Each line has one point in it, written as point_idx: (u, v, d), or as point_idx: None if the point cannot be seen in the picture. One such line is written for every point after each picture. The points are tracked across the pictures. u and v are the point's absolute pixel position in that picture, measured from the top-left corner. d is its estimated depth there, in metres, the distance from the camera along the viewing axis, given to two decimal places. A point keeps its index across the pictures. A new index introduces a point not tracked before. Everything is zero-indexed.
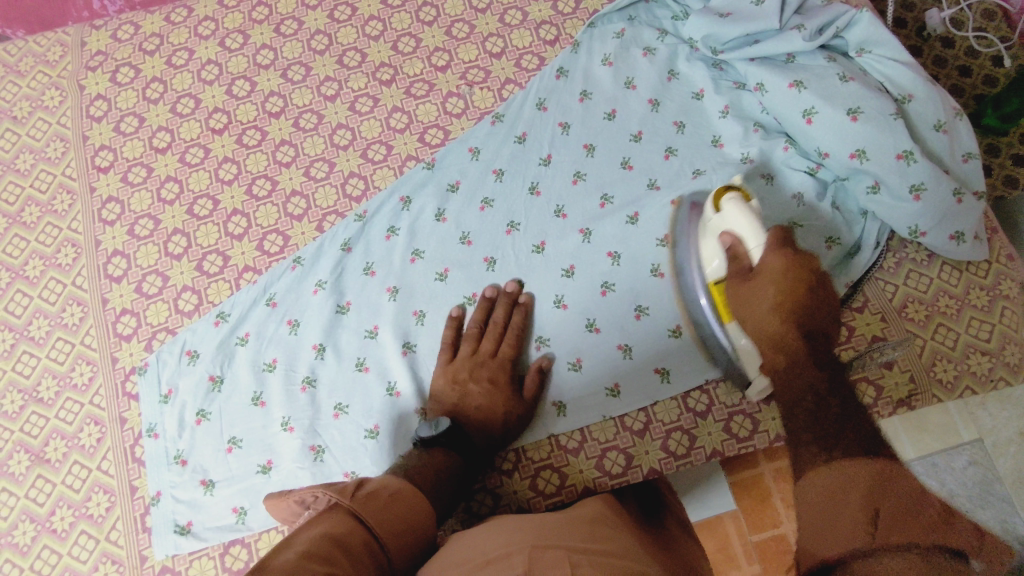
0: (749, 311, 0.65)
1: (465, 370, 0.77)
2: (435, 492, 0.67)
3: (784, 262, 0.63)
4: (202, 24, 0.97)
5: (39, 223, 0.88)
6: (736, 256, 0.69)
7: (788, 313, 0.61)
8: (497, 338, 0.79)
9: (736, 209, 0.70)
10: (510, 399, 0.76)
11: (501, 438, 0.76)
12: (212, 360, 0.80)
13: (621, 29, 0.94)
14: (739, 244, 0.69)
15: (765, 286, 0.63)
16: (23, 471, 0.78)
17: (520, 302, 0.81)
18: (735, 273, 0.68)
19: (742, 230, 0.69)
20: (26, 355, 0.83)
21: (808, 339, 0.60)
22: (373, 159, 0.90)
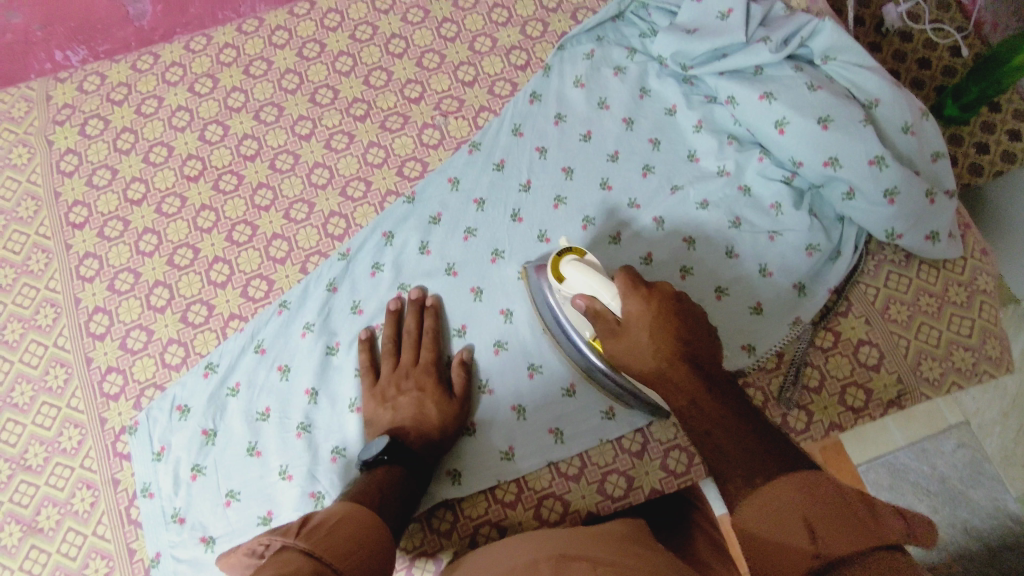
0: (634, 361, 0.64)
1: (390, 387, 0.78)
2: (386, 504, 0.66)
3: (642, 303, 0.63)
4: (170, 70, 0.95)
5: (15, 285, 0.86)
6: (597, 317, 0.66)
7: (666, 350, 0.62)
8: (415, 346, 0.81)
9: (580, 272, 0.67)
10: (440, 399, 0.77)
11: (439, 445, 0.76)
12: (204, 413, 0.79)
13: (591, 49, 0.95)
14: (597, 303, 0.66)
15: (639, 333, 0.63)
16: (16, 543, 0.77)
17: (427, 306, 0.83)
18: (603, 332, 0.66)
19: (595, 291, 0.66)
20: (11, 422, 0.81)
21: (695, 365, 0.62)
22: (352, 196, 0.89)
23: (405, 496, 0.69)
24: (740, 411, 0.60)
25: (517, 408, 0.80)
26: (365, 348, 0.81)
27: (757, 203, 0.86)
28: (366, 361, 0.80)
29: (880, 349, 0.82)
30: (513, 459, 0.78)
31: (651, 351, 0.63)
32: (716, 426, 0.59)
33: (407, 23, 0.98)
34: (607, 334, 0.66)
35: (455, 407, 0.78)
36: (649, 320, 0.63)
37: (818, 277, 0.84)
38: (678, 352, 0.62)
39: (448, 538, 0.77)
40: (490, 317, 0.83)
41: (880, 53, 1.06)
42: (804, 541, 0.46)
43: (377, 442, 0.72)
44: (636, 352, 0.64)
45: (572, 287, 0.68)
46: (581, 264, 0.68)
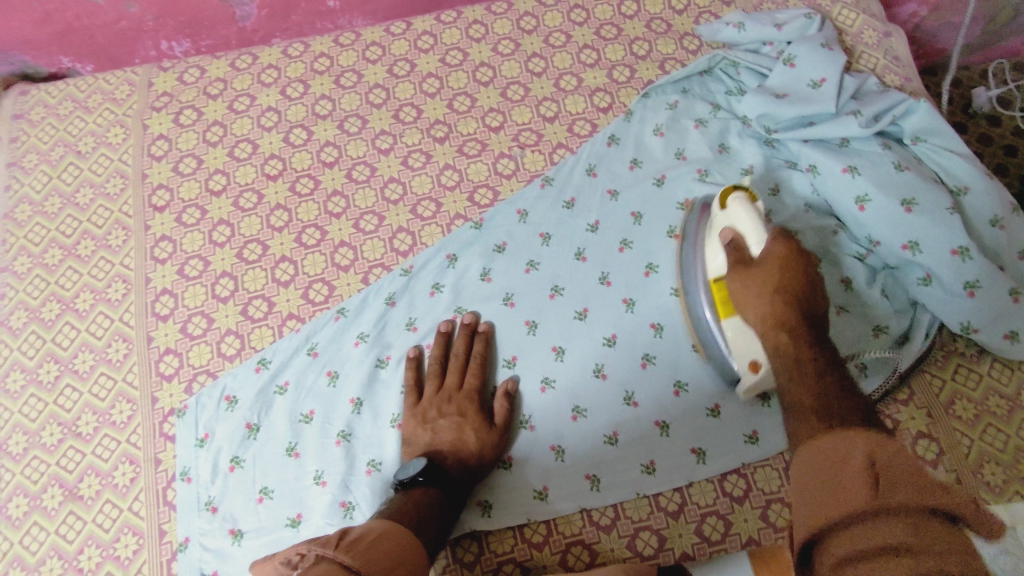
0: (753, 297, 0.65)
1: (432, 409, 0.78)
2: (421, 528, 0.66)
3: (788, 246, 0.65)
4: (265, 72, 0.99)
5: (93, 256, 0.89)
6: (738, 250, 0.69)
7: (784, 294, 0.62)
8: (461, 370, 0.81)
9: (740, 207, 0.71)
10: (479, 428, 0.77)
11: (477, 473, 0.76)
12: (250, 407, 0.81)
13: (675, 100, 0.95)
14: (742, 240, 0.69)
15: (771, 268, 0.64)
16: (55, 506, 0.78)
17: (478, 332, 0.83)
18: (734, 264, 0.69)
19: (745, 228, 0.70)
20: (69, 388, 0.83)
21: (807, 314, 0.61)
22: (422, 215, 0.91)
23: (440, 522, 0.69)
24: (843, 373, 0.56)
25: (556, 448, 0.79)
26: (411, 367, 0.81)
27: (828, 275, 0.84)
28: (412, 379, 0.81)
29: (941, 443, 0.78)
30: (546, 500, 0.77)
31: (773, 289, 0.63)
32: (808, 366, 0.57)
33: (497, 53, 1.00)
34: (738, 268, 0.68)
35: (495, 436, 0.77)
36: (786, 263, 0.64)
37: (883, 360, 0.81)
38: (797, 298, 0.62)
39: (471, 570, 0.76)
40: (541, 352, 0.83)
41: (966, 133, 1.17)
42: (864, 486, 0.42)
43: (415, 463, 0.72)
44: (756, 290, 0.65)
45: (731, 218, 0.72)
46: (747, 203, 0.72)
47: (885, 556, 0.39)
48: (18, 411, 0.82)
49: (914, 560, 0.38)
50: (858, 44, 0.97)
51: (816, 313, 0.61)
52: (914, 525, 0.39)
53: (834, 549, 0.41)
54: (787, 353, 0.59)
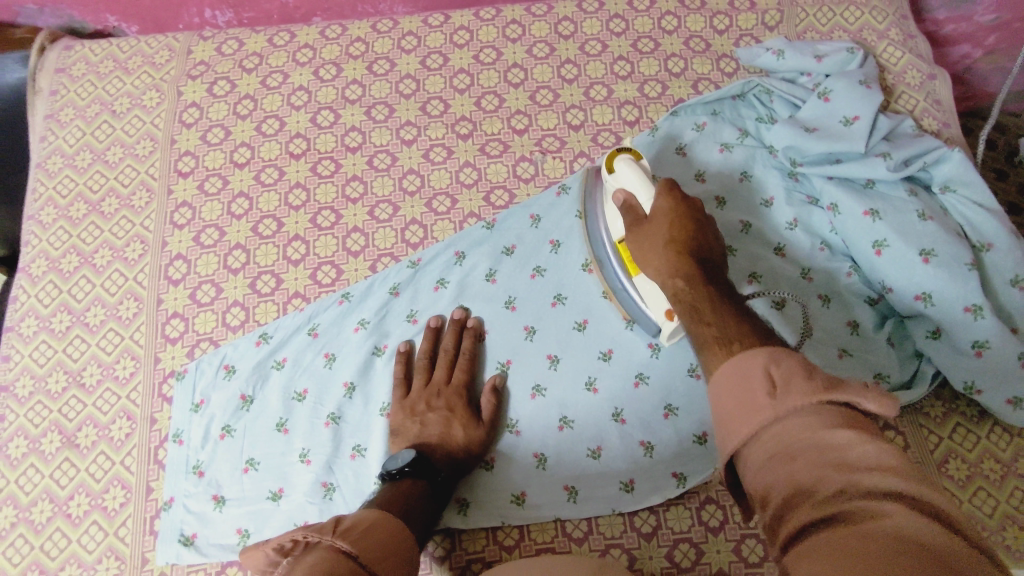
0: (650, 250, 0.68)
1: (421, 402, 0.79)
2: (412, 520, 0.68)
3: (672, 201, 0.69)
4: (301, 51, 1.00)
5: (115, 214, 0.92)
6: (631, 209, 0.72)
7: (679, 243, 0.66)
8: (450, 365, 0.82)
9: (627, 168, 0.75)
10: (468, 423, 0.78)
11: (462, 468, 0.77)
12: (247, 379, 0.83)
13: (702, 121, 0.94)
14: (633, 199, 0.73)
15: (661, 222, 0.69)
16: (52, 451, 0.80)
17: (467, 327, 0.84)
18: (631, 223, 0.72)
19: (633, 185, 0.73)
20: (78, 339, 0.86)
21: (700, 258, 0.65)
22: (436, 210, 0.92)
23: (428, 512, 0.70)
24: (732, 298, 0.61)
25: (539, 456, 0.79)
26: (402, 359, 0.82)
27: (835, 316, 0.83)
28: (402, 371, 0.82)
29: None
30: (522, 505, 0.78)
31: (666, 241, 0.67)
32: (706, 305, 0.59)
33: (531, 56, 1.00)
34: (634, 227, 0.72)
35: (482, 432, 0.78)
36: (674, 218, 0.68)
37: None
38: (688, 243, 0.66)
39: (441, 565, 0.77)
40: (536, 359, 0.83)
41: (1006, 181, 1.16)
42: (766, 396, 0.48)
43: (404, 454, 0.73)
44: (654, 242, 0.68)
45: (620, 180, 0.75)
46: (632, 163, 0.75)
47: (797, 454, 0.45)
48: (28, 355, 0.85)
49: (820, 451, 0.44)
50: (900, 83, 0.95)
51: (702, 251, 0.66)
52: (812, 417, 0.46)
53: (759, 458, 0.47)
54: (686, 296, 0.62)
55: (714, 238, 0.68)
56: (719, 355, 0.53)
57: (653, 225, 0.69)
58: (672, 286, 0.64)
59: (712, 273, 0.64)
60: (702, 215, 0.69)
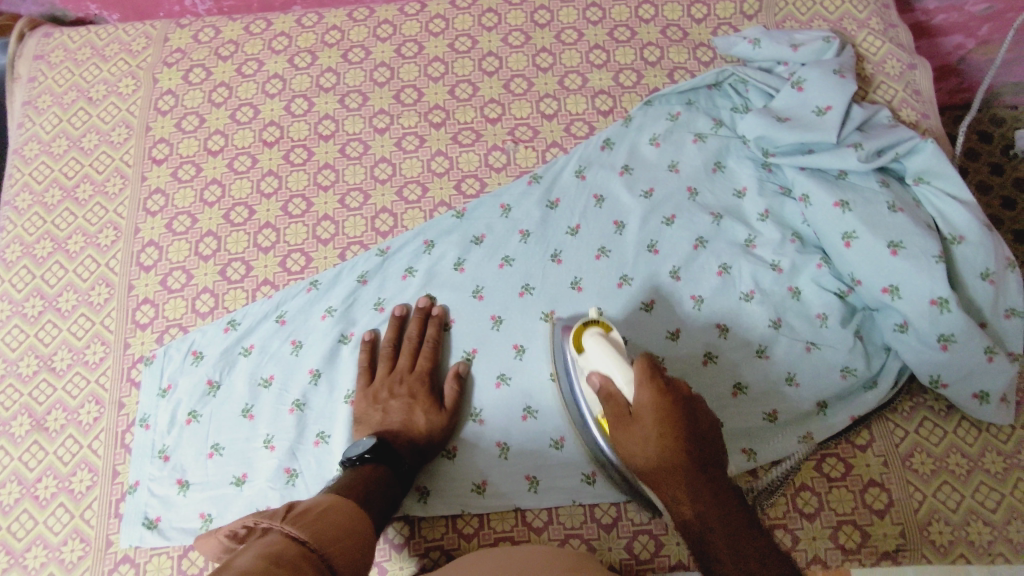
0: (640, 455, 0.65)
1: (383, 390, 0.80)
2: (370, 503, 0.67)
3: (655, 395, 0.64)
4: (276, 39, 1.01)
5: (89, 201, 0.93)
6: (610, 398, 0.67)
7: (672, 445, 0.63)
8: (413, 353, 0.82)
9: (600, 348, 0.69)
10: (430, 409, 0.78)
11: (425, 452, 0.77)
12: (214, 365, 0.83)
13: (677, 112, 0.94)
14: (610, 383, 0.68)
15: (648, 423, 0.64)
16: (22, 434, 0.82)
17: (431, 315, 0.84)
18: (613, 414, 0.67)
19: (611, 368, 0.67)
20: (50, 324, 0.87)
21: (697, 461, 0.63)
22: (406, 199, 0.92)
23: (389, 496, 0.70)
24: (745, 524, 0.61)
25: (501, 446, 0.79)
26: (366, 350, 0.83)
27: (804, 309, 0.82)
28: (365, 361, 0.82)
29: (891, 495, 0.76)
30: (483, 494, 0.78)
31: (658, 443, 0.63)
32: (718, 544, 0.59)
33: (506, 44, 0.99)
34: (616, 418, 0.67)
35: (444, 418, 0.78)
36: (661, 416, 0.64)
37: (845, 401, 0.80)
38: (681, 451, 0.63)
39: (400, 551, 0.77)
40: (502, 349, 0.83)
41: (1002, 175, 1.15)
42: None
43: (364, 442, 0.73)
44: (642, 445, 0.65)
45: (590, 361, 0.70)
46: (604, 340, 0.70)
47: None
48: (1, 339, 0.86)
49: None
50: (879, 73, 0.94)
51: (700, 458, 0.63)
52: None
53: None
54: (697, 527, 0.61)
55: (708, 425, 0.65)
56: None
57: (634, 420, 0.65)
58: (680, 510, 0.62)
59: (722, 490, 0.62)
60: (691, 402, 0.65)
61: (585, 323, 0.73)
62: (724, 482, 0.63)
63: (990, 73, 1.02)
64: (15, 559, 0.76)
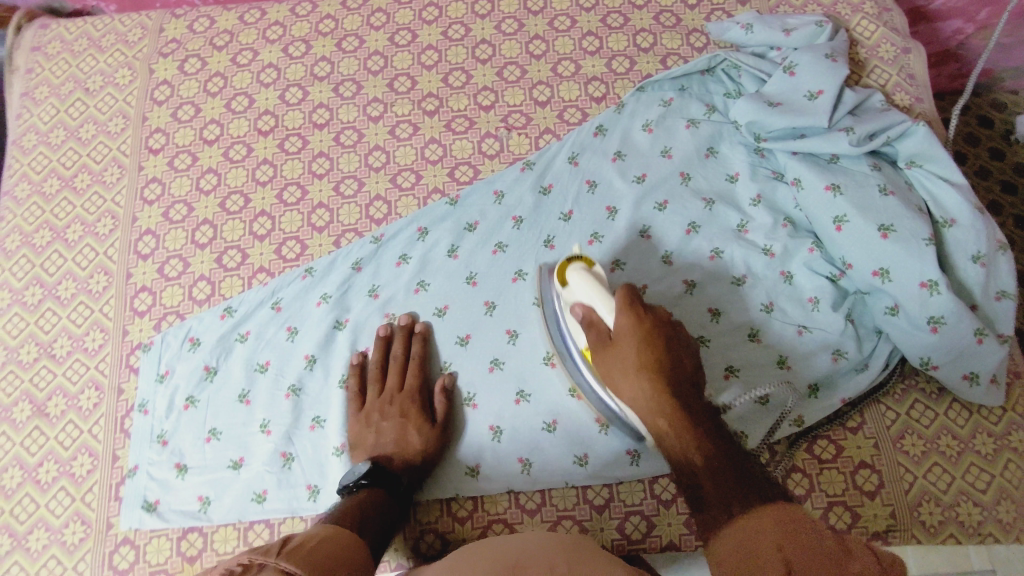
0: (620, 377, 0.69)
1: (375, 411, 0.80)
2: (365, 525, 0.69)
3: (634, 318, 0.68)
4: (271, 28, 1.01)
5: (87, 190, 0.94)
6: (591, 326, 0.71)
7: (649, 362, 0.67)
8: (401, 371, 0.82)
9: (584, 282, 0.71)
10: (422, 424, 0.79)
11: (422, 470, 0.79)
12: (211, 351, 0.84)
13: (669, 97, 0.94)
14: (592, 312, 0.71)
15: (627, 342, 0.68)
16: (23, 419, 0.83)
17: (416, 332, 0.84)
18: (595, 341, 0.71)
19: (593, 299, 0.70)
20: (49, 312, 0.88)
21: (672, 379, 0.66)
22: (400, 185, 0.92)
23: (386, 517, 0.72)
24: (718, 439, 0.63)
25: (494, 429, 0.80)
26: (354, 372, 0.83)
27: (796, 293, 0.83)
28: (354, 383, 0.82)
29: (882, 476, 0.77)
30: (476, 477, 0.79)
31: (635, 362, 0.67)
32: (690, 450, 0.62)
33: (500, 32, 1.00)
34: (599, 344, 0.71)
35: (436, 432, 0.79)
36: (638, 337, 0.67)
37: (838, 384, 0.80)
38: (660, 373, 0.66)
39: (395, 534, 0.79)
40: (494, 334, 0.84)
41: (1002, 160, 1.15)
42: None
43: (360, 466, 0.75)
44: (622, 366, 0.68)
45: (573, 293, 0.73)
46: (586, 273, 0.72)
47: None
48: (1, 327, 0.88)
49: None
50: (873, 57, 0.94)
51: (674, 377, 0.66)
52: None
53: None
54: (669, 440, 0.64)
55: (683, 350, 0.69)
56: (722, 521, 0.55)
57: (614, 344, 0.69)
58: (655, 425, 0.65)
59: (695, 409, 0.65)
60: (669, 327, 0.69)
61: (568, 257, 0.75)
62: (698, 402, 0.66)
63: (984, 57, 1.00)
64: (17, 542, 0.78)
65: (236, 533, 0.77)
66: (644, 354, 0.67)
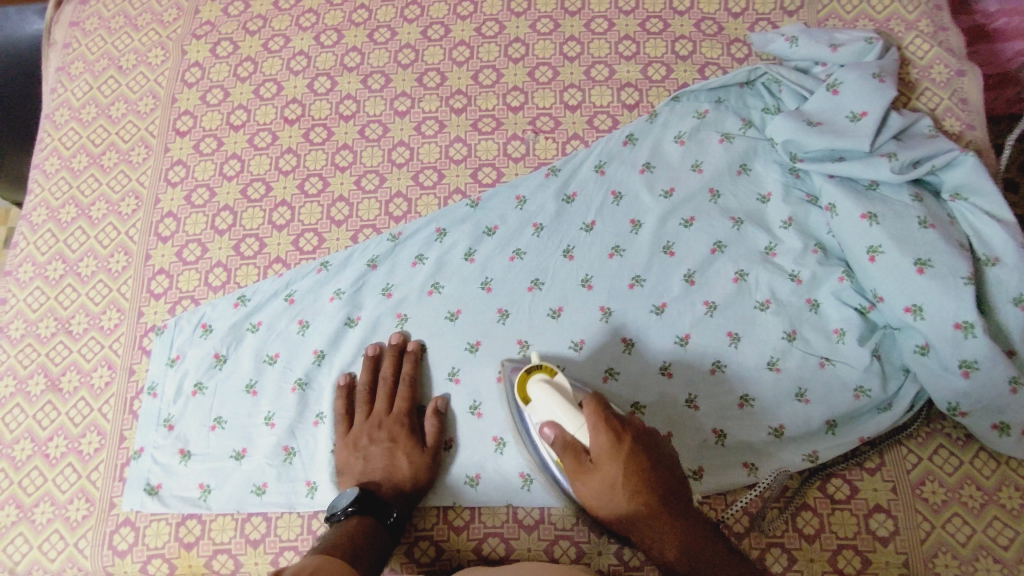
0: (608, 502, 0.65)
1: (363, 436, 0.79)
2: (359, 557, 0.67)
3: (613, 441, 0.64)
4: (304, 15, 1.00)
5: (113, 169, 0.94)
6: (568, 450, 0.65)
7: (640, 489, 0.63)
8: (390, 394, 0.81)
9: (546, 395, 0.67)
10: (411, 450, 0.78)
11: (412, 498, 0.77)
12: (222, 339, 0.84)
13: (705, 109, 0.91)
14: (564, 432, 0.66)
15: (612, 470, 0.64)
16: (37, 393, 0.84)
17: (407, 352, 0.82)
18: (572, 466, 0.65)
19: (559, 415, 0.66)
20: (69, 288, 0.89)
21: (666, 501, 0.64)
22: (422, 184, 0.91)
23: (377, 547, 0.70)
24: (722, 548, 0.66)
25: (498, 440, 0.78)
26: (341, 395, 0.81)
27: (821, 323, 0.80)
28: (343, 405, 0.81)
29: (897, 523, 0.74)
30: (475, 487, 0.78)
31: (625, 492, 0.64)
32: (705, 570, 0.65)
33: (534, 31, 0.97)
34: (577, 469, 0.66)
35: (426, 457, 0.78)
36: (623, 460, 0.63)
37: (858, 421, 0.77)
38: (655, 498, 0.64)
39: None
40: (505, 342, 0.82)
41: None
42: None
43: (348, 493, 0.73)
44: (610, 491, 0.64)
45: (541, 410, 0.68)
46: (551, 386, 0.67)
47: None
48: (23, 300, 0.89)
49: None
50: (924, 79, 0.89)
51: (666, 495, 0.64)
52: None
53: None
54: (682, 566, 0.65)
55: (662, 453, 0.66)
56: None
57: (595, 468, 0.64)
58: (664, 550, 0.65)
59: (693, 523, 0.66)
60: (646, 436, 0.66)
61: (528, 368, 0.70)
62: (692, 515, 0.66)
63: None
64: (24, 514, 0.79)
65: (233, 524, 0.78)
66: (634, 478, 0.63)
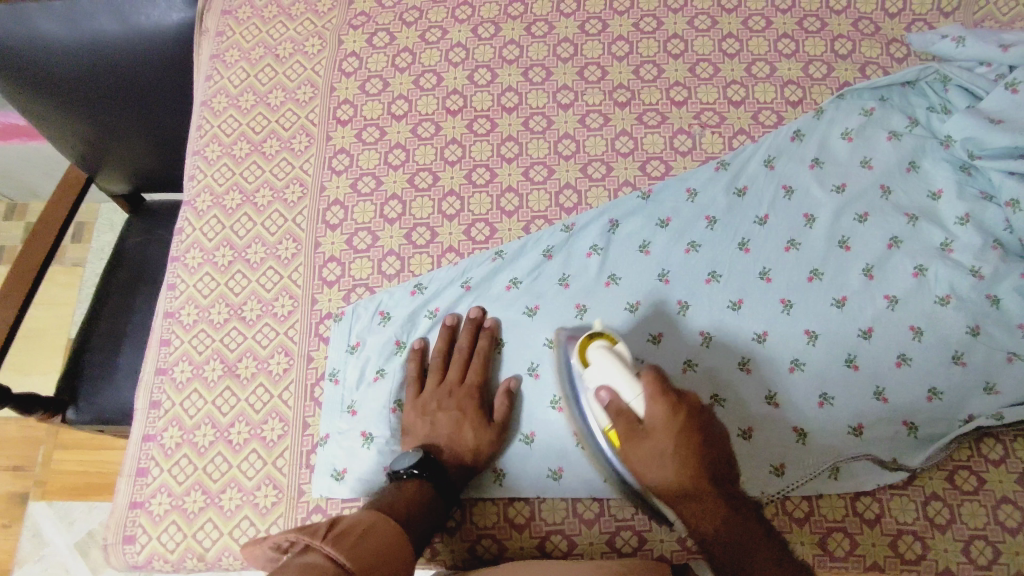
0: (651, 469, 0.66)
1: (432, 402, 0.79)
2: (411, 522, 0.67)
3: (668, 410, 0.66)
4: (460, 8, 1.00)
5: (276, 156, 0.94)
6: (621, 415, 0.67)
7: (689, 459, 0.65)
8: (464, 366, 0.81)
9: (604, 360, 0.69)
10: (478, 425, 0.77)
11: (472, 471, 0.76)
12: (402, 326, 0.84)
13: (871, 107, 0.92)
14: (619, 400, 0.67)
15: (663, 439, 0.66)
16: (215, 378, 0.83)
17: (484, 327, 0.83)
18: (623, 431, 0.67)
19: (618, 381, 0.68)
20: (239, 275, 0.88)
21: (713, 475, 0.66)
22: (591, 176, 0.91)
23: (431, 514, 0.69)
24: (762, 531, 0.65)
25: None
26: (415, 359, 0.82)
27: (1005, 318, 0.81)
28: (415, 370, 0.81)
29: None
30: None
31: (674, 462, 0.65)
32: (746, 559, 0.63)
33: (692, 28, 0.98)
34: (626, 436, 0.67)
35: (492, 434, 0.77)
36: (674, 429, 0.65)
37: None
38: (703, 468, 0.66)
39: (590, 528, 0.77)
40: (670, 361, 0.81)
41: None
42: None
43: (410, 454, 0.73)
44: (657, 454, 0.66)
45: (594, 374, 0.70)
46: (608, 351, 0.70)
47: None
48: (192, 286, 0.88)
49: None
50: None
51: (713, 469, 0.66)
52: None
53: None
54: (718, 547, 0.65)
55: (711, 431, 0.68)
56: None
57: (646, 435, 0.66)
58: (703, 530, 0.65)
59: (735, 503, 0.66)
60: (699, 411, 0.67)
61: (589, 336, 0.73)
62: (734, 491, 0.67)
63: None
64: (211, 500, 0.78)
65: None
66: (681, 447, 0.65)
